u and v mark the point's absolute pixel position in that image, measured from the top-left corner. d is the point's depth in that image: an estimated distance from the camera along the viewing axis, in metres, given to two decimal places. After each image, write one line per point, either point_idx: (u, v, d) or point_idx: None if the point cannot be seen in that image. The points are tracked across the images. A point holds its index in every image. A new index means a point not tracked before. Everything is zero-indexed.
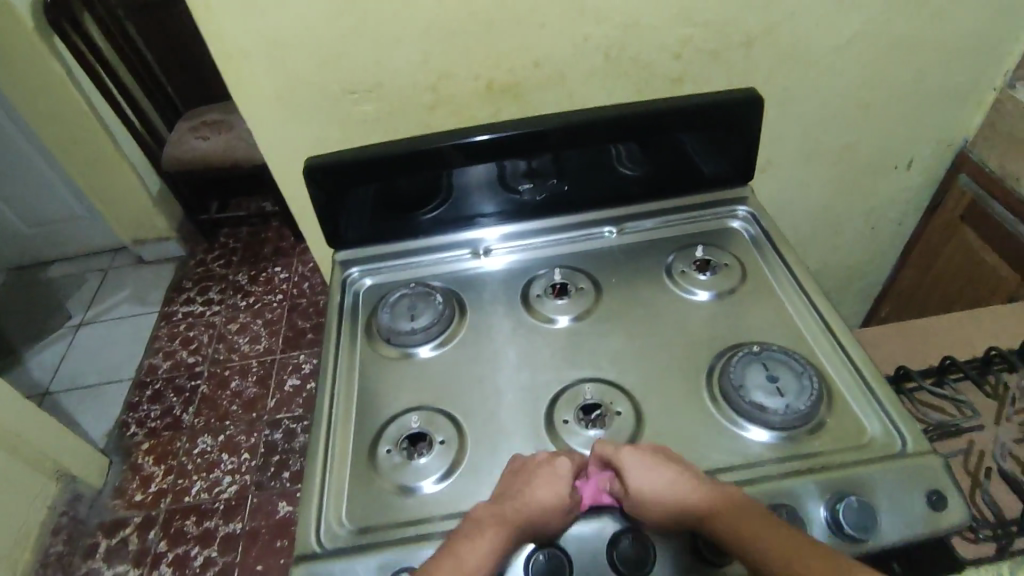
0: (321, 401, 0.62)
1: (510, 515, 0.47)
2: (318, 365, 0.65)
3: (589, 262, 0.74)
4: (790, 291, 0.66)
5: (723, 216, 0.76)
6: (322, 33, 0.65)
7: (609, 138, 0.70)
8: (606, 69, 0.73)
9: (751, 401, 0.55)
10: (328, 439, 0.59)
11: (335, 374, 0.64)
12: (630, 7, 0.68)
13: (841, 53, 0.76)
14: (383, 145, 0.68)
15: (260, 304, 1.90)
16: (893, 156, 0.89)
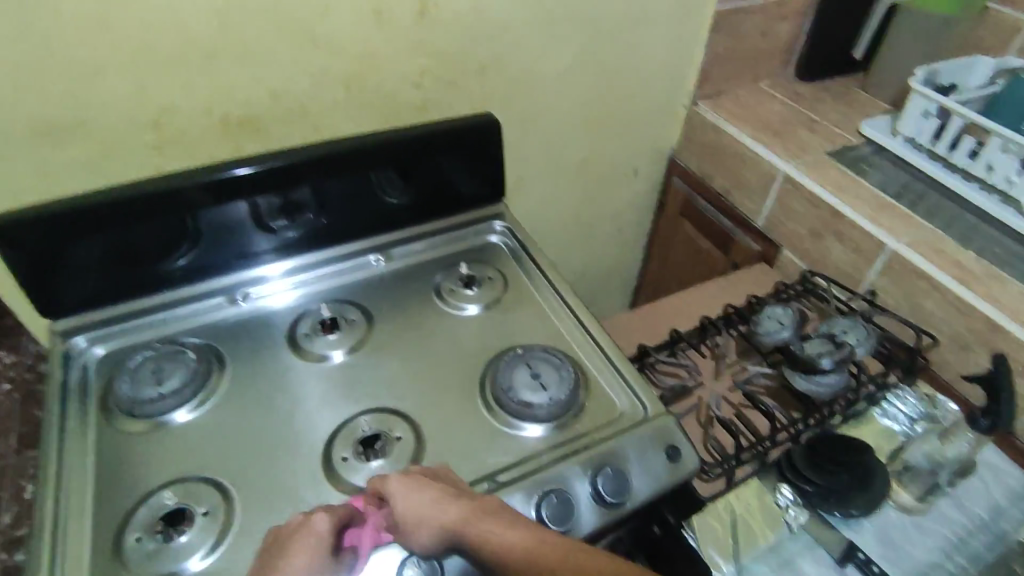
0: (45, 525, 0.50)
1: None
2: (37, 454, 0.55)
3: (359, 293, 0.73)
4: (547, 294, 0.72)
5: (482, 232, 0.80)
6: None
7: (364, 166, 0.71)
8: (349, 99, 0.73)
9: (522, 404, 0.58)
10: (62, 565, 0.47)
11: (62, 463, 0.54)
12: (362, 38, 0.70)
13: (562, 80, 0.86)
14: (101, 191, 0.60)
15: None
16: (622, 165, 1.04)
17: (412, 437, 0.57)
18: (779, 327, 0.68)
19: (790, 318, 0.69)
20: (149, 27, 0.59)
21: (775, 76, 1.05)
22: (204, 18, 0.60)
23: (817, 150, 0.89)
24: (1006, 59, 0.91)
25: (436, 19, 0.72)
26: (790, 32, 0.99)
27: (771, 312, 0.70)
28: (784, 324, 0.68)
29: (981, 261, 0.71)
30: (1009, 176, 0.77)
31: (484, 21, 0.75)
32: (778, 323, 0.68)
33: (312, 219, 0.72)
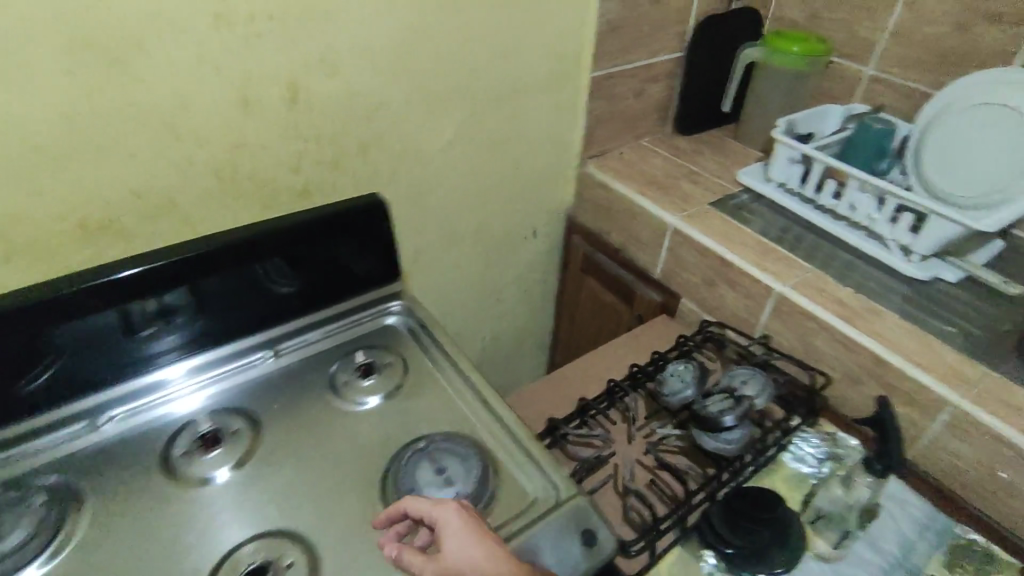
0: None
1: None
2: None
3: (247, 398, 0.67)
4: (450, 375, 0.69)
5: (379, 315, 0.77)
6: None
7: (245, 259, 0.66)
8: (222, 190, 0.69)
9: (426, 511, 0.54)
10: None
11: None
12: (230, 129, 0.66)
13: (447, 152, 0.86)
14: None
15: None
16: (517, 228, 1.05)
17: (306, 560, 0.52)
18: (680, 387, 0.68)
19: (693, 376, 0.69)
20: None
21: (654, 132, 1.10)
22: (41, 121, 0.55)
23: (701, 202, 0.93)
24: (850, 106, 1.00)
25: (309, 105, 0.70)
26: (661, 93, 1.06)
27: (673, 373, 0.70)
28: (685, 383, 0.68)
29: (858, 296, 0.75)
30: (871, 214, 0.82)
31: (359, 103, 0.74)
32: (679, 382, 0.68)
33: (192, 321, 0.66)
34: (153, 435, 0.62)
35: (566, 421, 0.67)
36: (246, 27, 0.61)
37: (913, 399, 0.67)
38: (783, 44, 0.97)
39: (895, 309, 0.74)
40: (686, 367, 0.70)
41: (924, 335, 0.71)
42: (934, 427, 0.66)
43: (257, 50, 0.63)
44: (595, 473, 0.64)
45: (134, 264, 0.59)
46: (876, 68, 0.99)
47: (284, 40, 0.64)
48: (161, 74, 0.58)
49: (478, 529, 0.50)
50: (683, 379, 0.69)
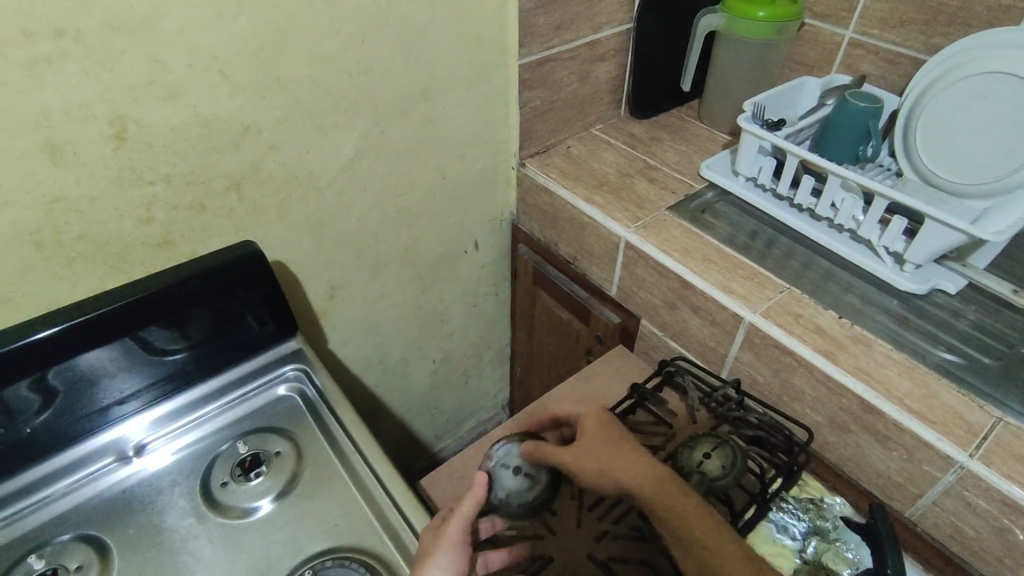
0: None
1: None
2: None
3: (101, 514, 0.56)
4: (353, 467, 0.58)
5: (268, 386, 0.67)
6: None
7: (83, 346, 0.54)
8: (47, 259, 0.55)
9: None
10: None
11: None
12: (38, 184, 0.51)
13: (351, 172, 0.71)
14: None
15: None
16: (457, 243, 0.91)
17: None
18: (530, 485, 0.57)
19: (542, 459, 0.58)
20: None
21: (606, 117, 0.96)
22: None
23: (657, 205, 0.80)
24: (830, 77, 0.86)
25: (146, 140, 0.55)
26: (611, 73, 0.90)
27: (511, 456, 0.59)
28: (536, 479, 0.57)
29: (842, 322, 0.63)
30: (855, 215, 0.69)
31: (221, 128, 0.59)
32: (528, 475, 0.57)
33: (28, 426, 0.55)
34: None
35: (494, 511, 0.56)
36: (22, 53, 0.46)
37: (907, 451, 0.55)
38: (745, 6, 0.82)
39: (883, 334, 0.62)
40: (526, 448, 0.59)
41: (920, 370, 0.59)
42: (937, 486, 0.55)
43: (50, 83, 0.48)
44: None
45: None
46: (857, 30, 0.84)
47: (89, 64, 0.49)
48: None
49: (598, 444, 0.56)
50: (528, 471, 0.58)
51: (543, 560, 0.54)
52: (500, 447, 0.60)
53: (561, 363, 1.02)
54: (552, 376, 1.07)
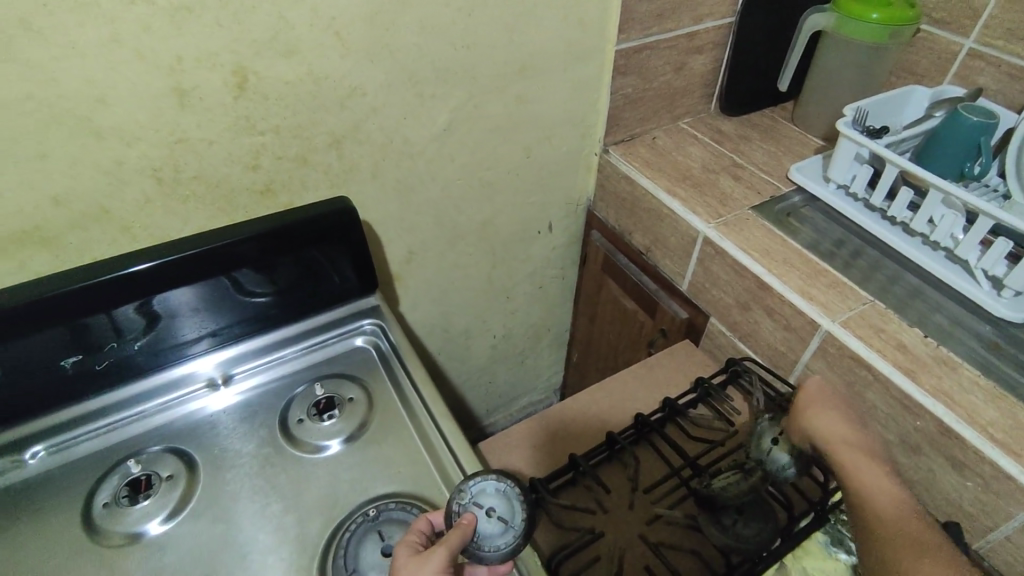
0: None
1: None
2: None
3: (191, 433, 0.61)
4: (419, 423, 0.60)
5: (345, 337, 0.70)
6: None
7: (192, 278, 0.59)
8: (166, 195, 0.60)
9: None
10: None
11: None
12: (164, 124, 0.56)
13: (442, 141, 0.74)
14: None
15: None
16: (532, 223, 0.92)
17: None
18: (503, 532, 0.48)
19: (517, 504, 0.50)
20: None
21: (695, 111, 0.94)
22: None
23: (741, 204, 0.79)
24: (942, 88, 0.82)
25: (262, 93, 0.59)
26: (707, 66, 0.89)
27: (488, 495, 0.50)
28: (510, 526, 0.48)
29: (927, 342, 0.61)
30: (955, 234, 0.66)
31: (330, 88, 0.62)
32: (500, 519, 0.48)
33: (136, 344, 0.60)
34: (73, 474, 0.57)
35: (547, 482, 0.58)
36: (168, 3, 0.50)
37: (984, 481, 0.53)
38: (858, 8, 0.79)
39: (971, 359, 0.60)
40: (500, 490, 0.50)
41: (1009, 400, 0.56)
42: (1014, 521, 0.53)
43: (187, 31, 0.52)
44: (571, 560, 0.55)
45: (44, 291, 0.52)
46: (978, 40, 0.79)
47: (222, 16, 0.53)
48: (62, 62, 0.48)
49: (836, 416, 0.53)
50: (500, 514, 0.49)
51: (592, 534, 0.56)
52: (475, 482, 0.51)
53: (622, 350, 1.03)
54: (610, 365, 1.08)
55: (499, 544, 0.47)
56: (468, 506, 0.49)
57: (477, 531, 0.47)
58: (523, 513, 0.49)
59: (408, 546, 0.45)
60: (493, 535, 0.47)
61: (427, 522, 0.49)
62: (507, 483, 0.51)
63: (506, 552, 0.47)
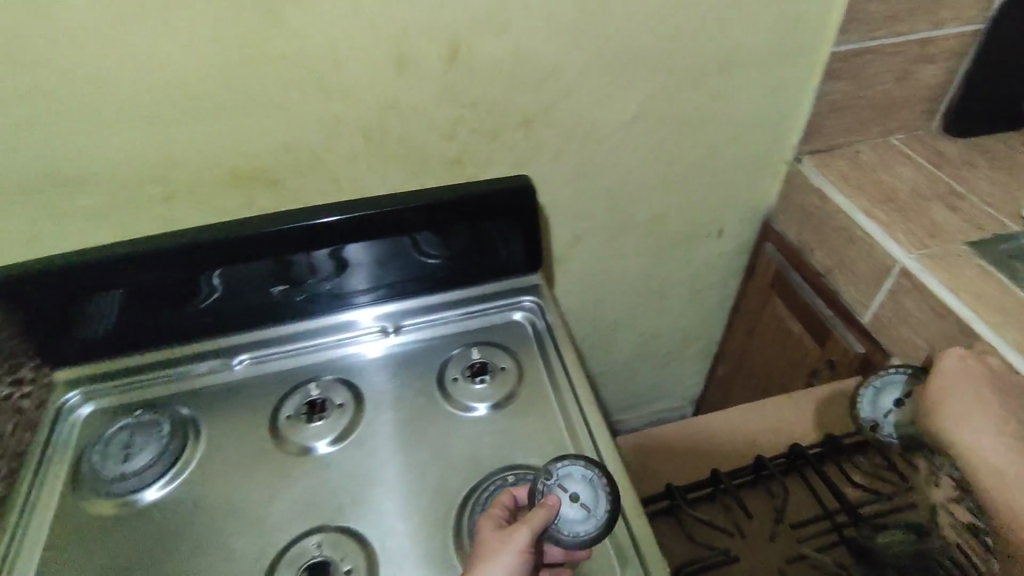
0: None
1: None
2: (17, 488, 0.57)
3: (358, 369, 0.67)
4: (565, 404, 0.61)
5: (505, 309, 0.72)
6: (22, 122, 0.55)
7: (381, 232, 0.65)
8: (372, 154, 0.67)
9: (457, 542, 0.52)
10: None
11: (33, 504, 0.56)
12: (381, 88, 0.62)
13: (628, 129, 0.73)
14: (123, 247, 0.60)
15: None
16: (701, 225, 0.89)
17: (363, 569, 0.51)
18: (586, 519, 0.49)
19: (606, 495, 0.50)
20: (133, 72, 0.55)
21: (912, 127, 0.84)
22: (199, 70, 0.56)
23: (955, 237, 0.69)
24: None
25: (470, 68, 0.63)
26: (937, 78, 0.79)
27: (574, 480, 0.51)
28: (594, 514, 0.49)
29: None
30: None
31: (529, 68, 0.64)
32: (584, 506, 0.49)
33: (328, 283, 0.69)
34: (264, 384, 0.67)
35: (687, 491, 0.58)
36: None
37: None
38: None
39: None
40: (588, 478, 0.51)
41: None
42: None
43: (415, 4, 0.57)
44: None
45: (262, 227, 0.62)
46: None
47: None
48: (312, 26, 0.56)
49: (962, 388, 0.55)
50: (585, 501, 0.50)
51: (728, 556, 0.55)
52: (562, 465, 0.52)
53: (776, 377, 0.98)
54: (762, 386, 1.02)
55: (580, 530, 0.48)
56: (553, 487, 0.50)
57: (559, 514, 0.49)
58: (608, 504, 0.49)
59: (491, 522, 0.49)
60: (577, 521, 0.48)
61: (510, 496, 0.51)
62: (595, 471, 0.51)
63: (586, 540, 0.47)
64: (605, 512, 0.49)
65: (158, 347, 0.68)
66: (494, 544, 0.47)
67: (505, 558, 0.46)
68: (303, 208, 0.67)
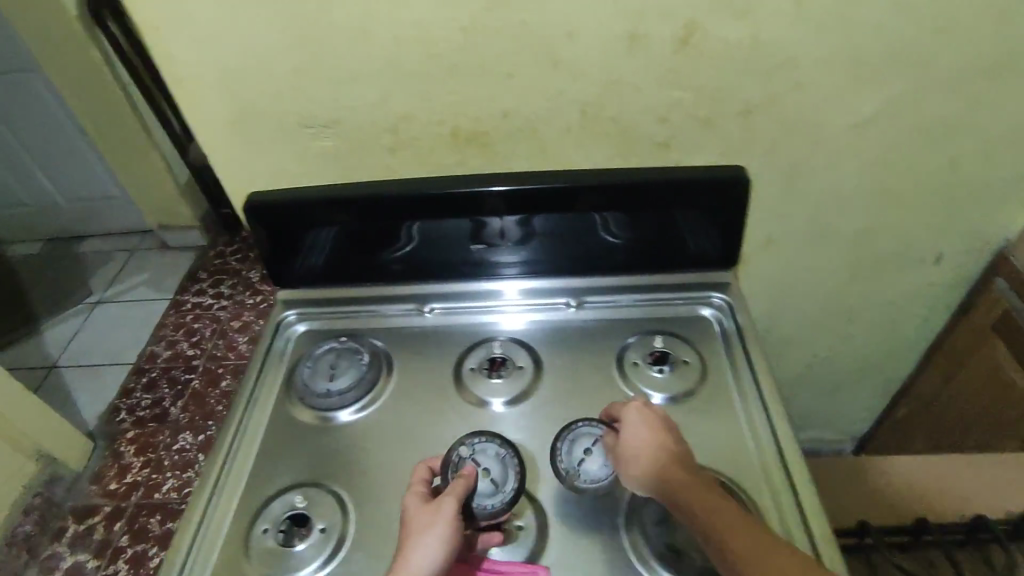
0: (206, 483, 0.56)
1: None
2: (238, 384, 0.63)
3: (536, 337, 0.69)
4: (752, 414, 0.58)
5: (693, 301, 0.70)
6: (289, 67, 0.62)
7: (573, 207, 0.66)
8: (584, 129, 0.67)
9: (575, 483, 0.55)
10: (201, 528, 0.53)
11: (252, 399, 0.62)
12: (608, 64, 0.61)
13: (858, 132, 0.67)
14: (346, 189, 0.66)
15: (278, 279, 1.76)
16: (919, 249, 0.79)
17: (534, 531, 0.54)
18: (494, 493, 0.52)
19: (511, 470, 0.54)
20: (391, 25, 0.59)
21: None
22: (444, 32, 0.59)
23: None
24: None
25: (703, 50, 0.60)
26: None
27: (487, 456, 0.55)
28: (502, 490, 0.52)
29: None
30: None
31: (767, 56, 0.60)
32: (493, 481, 0.53)
33: (517, 249, 0.71)
34: (448, 334, 0.71)
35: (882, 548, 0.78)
36: None
37: None
38: None
39: None
40: (502, 455, 0.55)
41: None
42: None
43: None
44: None
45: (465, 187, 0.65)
46: None
47: None
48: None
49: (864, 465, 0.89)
50: (493, 477, 0.53)
51: None
52: (474, 440, 0.56)
53: (988, 429, 0.94)
54: (974, 434, 0.96)
55: (489, 504, 0.51)
56: (465, 460, 0.54)
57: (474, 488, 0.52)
58: (516, 482, 0.53)
59: (414, 496, 0.52)
60: (489, 495, 0.52)
61: (426, 469, 0.54)
62: (508, 451, 0.55)
63: (493, 512, 0.51)
64: (512, 489, 0.52)
65: (363, 284, 0.75)
66: (422, 519, 0.49)
67: (437, 529, 0.48)
68: (501, 175, 0.70)
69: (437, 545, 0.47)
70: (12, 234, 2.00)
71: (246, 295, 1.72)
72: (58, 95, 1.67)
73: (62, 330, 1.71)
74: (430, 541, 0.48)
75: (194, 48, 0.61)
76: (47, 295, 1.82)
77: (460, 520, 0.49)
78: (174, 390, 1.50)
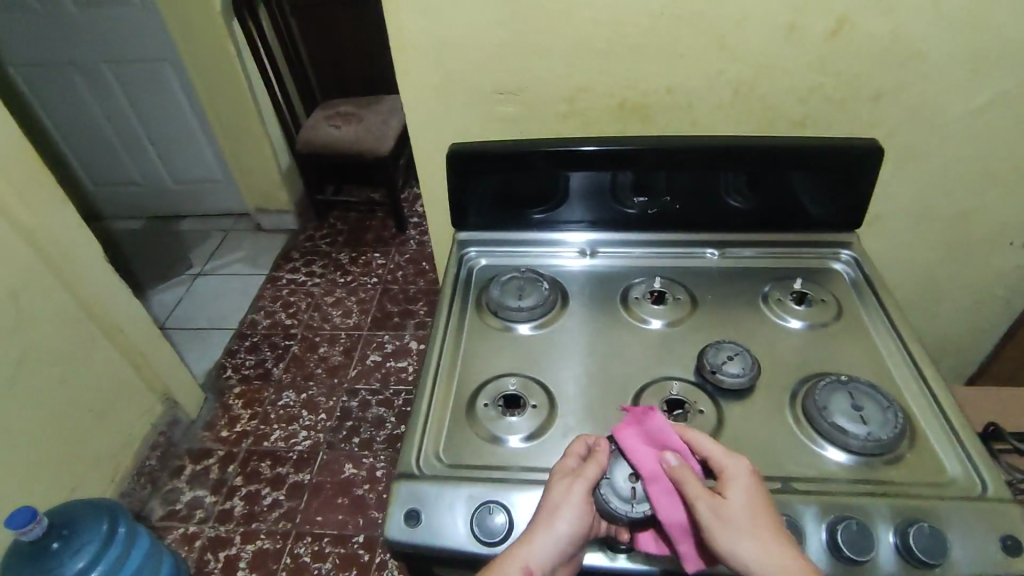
0: (428, 368, 0.67)
1: (518, 562, 0.48)
2: (436, 301, 0.75)
3: (685, 276, 0.78)
4: (886, 336, 0.68)
5: (825, 256, 0.79)
6: (497, 41, 0.75)
7: (727, 167, 0.74)
8: (735, 105, 0.79)
9: (730, 382, 0.63)
10: (432, 399, 0.65)
11: (450, 313, 0.74)
12: (767, 49, 0.73)
13: (969, 120, 0.78)
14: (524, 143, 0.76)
15: (365, 261, 1.89)
16: (1008, 232, 0.90)
17: (713, 415, 0.61)
18: (629, 501, 0.52)
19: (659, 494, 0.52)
20: (591, 11, 0.72)
21: None
22: (635, 17, 0.72)
23: None
24: None
25: (850, 41, 0.72)
26: None
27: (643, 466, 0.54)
28: (635, 505, 0.52)
29: None
30: None
31: (901, 49, 0.72)
32: (633, 491, 0.52)
33: (666, 202, 0.79)
34: (602, 275, 0.80)
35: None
36: None
37: None
38: None
39: None
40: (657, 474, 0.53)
41: None
42: None
43: None
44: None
45: (633, 144, 0.73)
46: None
47: None
48: None
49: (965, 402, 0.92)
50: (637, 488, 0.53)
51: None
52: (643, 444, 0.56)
53: None
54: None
55: (619, 508, 0.51)
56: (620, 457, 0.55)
57: (613, 483, 0.53)
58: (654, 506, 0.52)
59: (557, 476, 0.53)
60: (621, 498, 0.52)
61: (582, 446, 0.55)
62: None
63: (620, 517, 0.51)
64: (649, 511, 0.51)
65: (526, 229, 0.84)
66: (561, 495, 0.51)
67: (573, 510, 0.50)
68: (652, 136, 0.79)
69: (568, 526, 0.50)
70: (118, 210, 2.17)
71: (336, 274, 1.85)
72: (183, 82, 1.83)
73: (166, 298, 1.84)
74: (563, 519, 0.50)
75: (424, 22, 0.75)
76: (149, 267, 1.96)
77: (586, 507, 0.51)
78: (275, 354, 1.62)
